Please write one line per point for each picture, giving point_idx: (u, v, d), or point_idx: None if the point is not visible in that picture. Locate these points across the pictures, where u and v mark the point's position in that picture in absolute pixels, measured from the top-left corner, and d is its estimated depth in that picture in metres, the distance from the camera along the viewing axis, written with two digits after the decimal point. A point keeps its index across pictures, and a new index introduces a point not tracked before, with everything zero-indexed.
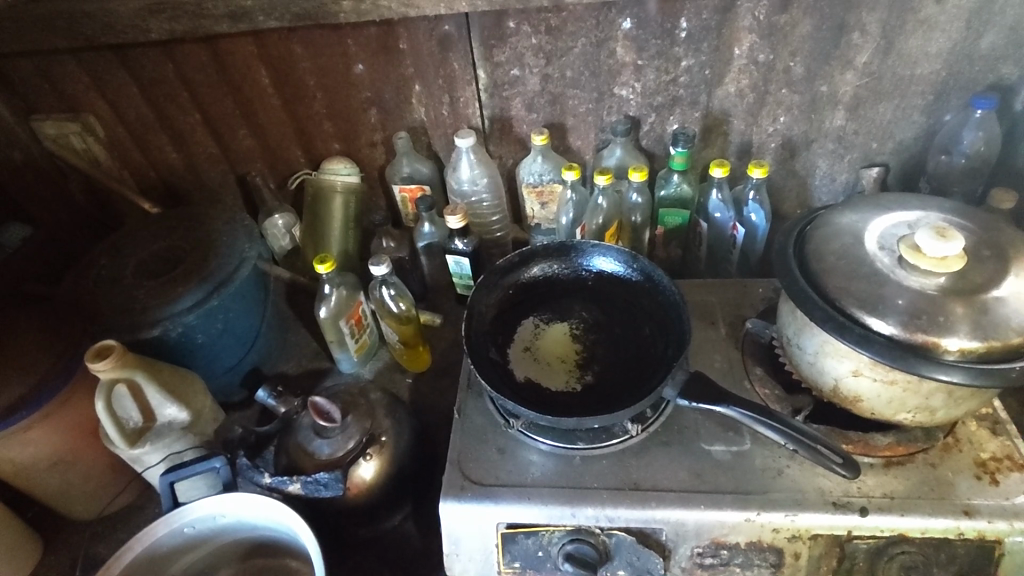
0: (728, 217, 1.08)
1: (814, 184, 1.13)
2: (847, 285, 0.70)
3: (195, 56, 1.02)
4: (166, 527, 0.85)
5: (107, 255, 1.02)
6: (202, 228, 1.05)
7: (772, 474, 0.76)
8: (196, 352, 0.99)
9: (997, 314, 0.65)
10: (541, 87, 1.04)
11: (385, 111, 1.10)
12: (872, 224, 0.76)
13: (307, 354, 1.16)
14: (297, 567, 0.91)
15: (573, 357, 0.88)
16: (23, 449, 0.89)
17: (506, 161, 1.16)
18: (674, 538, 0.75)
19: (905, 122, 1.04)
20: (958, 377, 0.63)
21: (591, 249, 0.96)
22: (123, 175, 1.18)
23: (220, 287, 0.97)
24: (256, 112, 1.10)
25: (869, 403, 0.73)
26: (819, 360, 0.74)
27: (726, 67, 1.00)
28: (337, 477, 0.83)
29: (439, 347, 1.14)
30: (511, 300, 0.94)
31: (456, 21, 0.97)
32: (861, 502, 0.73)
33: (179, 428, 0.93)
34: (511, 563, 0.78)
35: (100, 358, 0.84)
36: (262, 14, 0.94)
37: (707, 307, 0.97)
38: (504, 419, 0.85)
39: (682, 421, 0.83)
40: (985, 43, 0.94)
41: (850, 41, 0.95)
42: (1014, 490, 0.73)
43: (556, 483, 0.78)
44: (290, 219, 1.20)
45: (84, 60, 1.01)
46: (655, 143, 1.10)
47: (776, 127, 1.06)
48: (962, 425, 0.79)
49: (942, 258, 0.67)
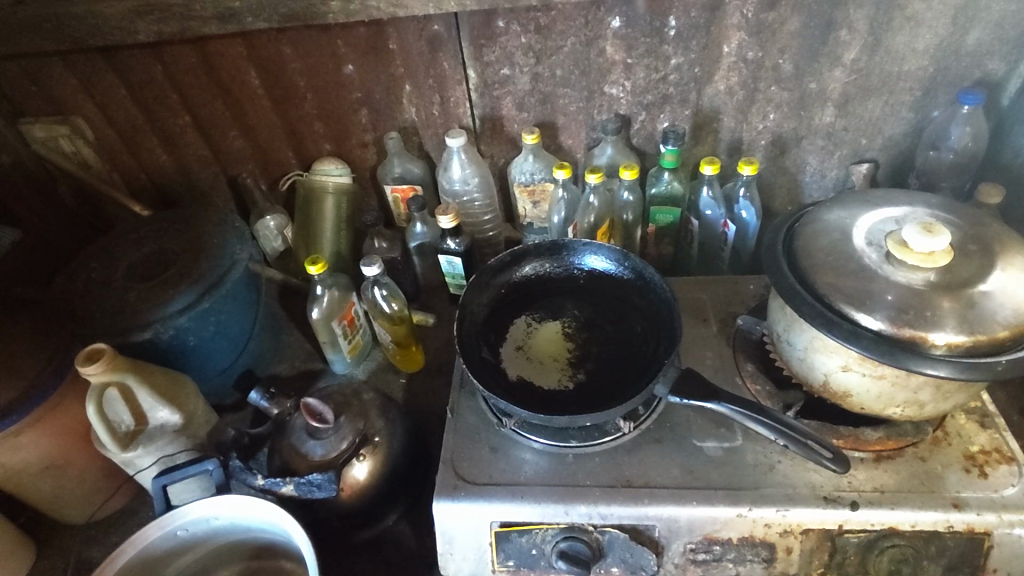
0: (718, 215, 1.09)
1: (805, 180, 1.13)
2: (835, 281, 0.70)
3: (184, 58, 1.02)
4: (159, 530, 0.84)
5: (96, 257, 1.02)
6: (193, 230, 1.04)
7: (764, 469, 0.77)
8: (188, 355, 0.99)
9: (984, 308, 0.66)
10: (531, 86, 1.04)
11: (376, 112, 1.10)
12: (860, 220, 0.76)
13: (300, 355, 1.16)
14: (293, 568, 0.92)
15: (566, 355, 0.89)
16: (14, 454, 0.88)
17: (498, 160, 1.16)
18: (667, 534, 0.75)
19: (894, 118, 1.05)
20: (945, 372, 0.63)
21: (583, 247, 0.96)
22: (114, 177, 1.17)
23: (212, 289, 0.97)
24: (245, 113, 1.10)
25: (859, 398, 0.73)
26: (809, 356, 0.75)
27: (715, 64, 1.00)
28: (331, 478, 0.83)
29: (433, 346, 1.15)
30: (503, 299, 0.95)
31: (445, 21, 0.97)
32: (852, 497, 0.73)
33: (171, 431, 0.93)
34: (505, 562, 0.78)
35: (90, 361, 0.84)
36: (251, 15, 0.94)
37: (698, 304, 0.97)
38: (497, 418, 0.85)
39: (673, 417, 0.84)
40: (971, 39, 0.95)
41: (838, 38, 0.96)
42: (1002, 482, 0.73)
43: (550, 481, 0.78)
44: (282, 221, 1.20)
45: (71, 62, 1.01)
46: (646, 141, 1.11)
47: (766, 123, 1.07)
48: (951, 419, 0.80)
49: (929, 254, 0.68)
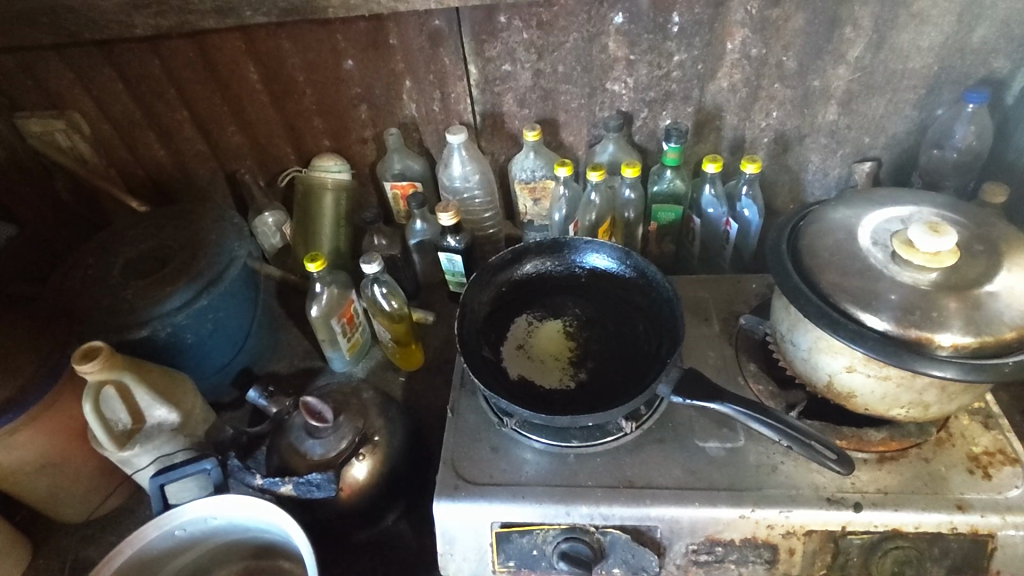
0: (721, 213, 1.09)
1: (807, 178, 1.13)
2: (840, 281, 0.70)
3: (182, 52, 1.01)
4: (156, 530, 0.84)
5: (93, 254, 1.01)
6: (190, 226, 1.03)
7: (766, 470, 0.76)
8: (186, 353, 0.98)
9: (991, 308, 0.65)
10: (533, 82, 1.03)
11: (376, 107, 1.09)
12: (865, 219, 0.75)
13: (299, 353, 1.15)
14: (291, 567, 0.91)
15: (567, 354, 0.88)
16: (10, 453, 0.87)
17: (498, 157, 1.15)
18: (669, 535, 0.75)
19: (897, 116, 1.04)
20: (951, 373, 0.62)
21: (584, 245, 0.95)
22: (111, 173, 1.16)
23: (210, 286, 0.96)
24: (244, 108, 1.09)
25: (863, 398, 0.73)
26: (814, 357, 0.74)
27: (718, 61, 0.99)
28: (330, 478, 0.82)
29: (433, 345, 1.14)
30: (503, 298, 0.94)
31: (446, 15, 0.96)
32: (855, 498, 0.73)
33: (169, 429, 0.92)
34: (506, 562, 0.78)
35: (87, 359, 0.83)
36: (250, 9, 0.92)
37: (701, 303, 0.97)
38: (498, 417, 0.85)
39: (676, 417, 0.83)
40: (976, 37, 0.94)
41: (843, 35, 0.95)
42: (1006, 484, 0.73)
43: (551, 482, 0.78)
44: (280, 217, 1.19)
45: (67, 56, 1.00)
46: (648, 138, 1.10)
47: (769, 121, 1.06)
48: (955, 420, 0.79)
49: (936, 254, 0.67)
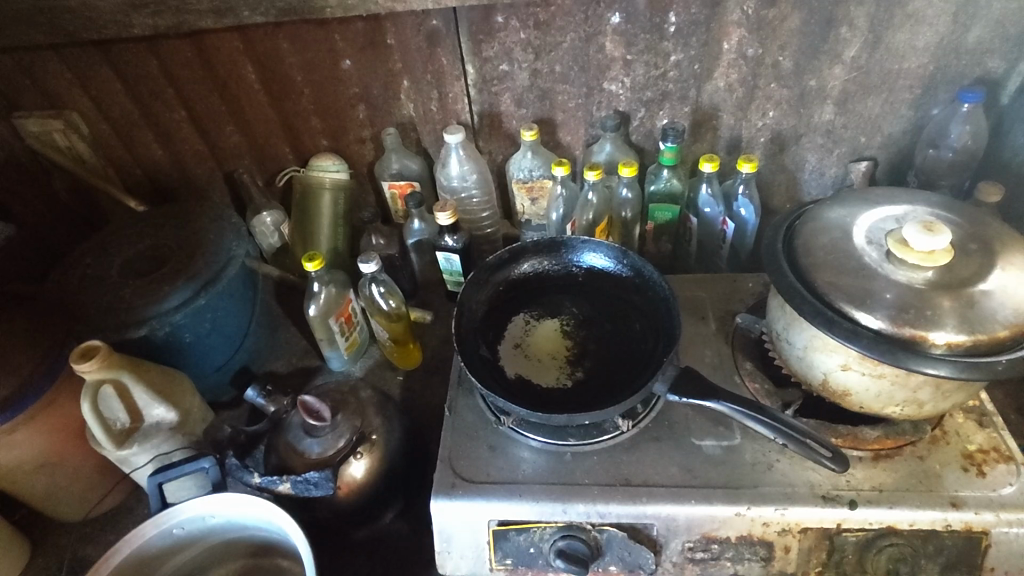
0: (717, 212, 1.09)
1: (803, 178, 1.13)
2: (835, 280, 0.70)
3: (180, 52, 1.01)
4: (154, 528, 0.84)
5: (91, 253, 1.01)
6: (188, 226, 1.03)
7: (762, 468, 0.77)
8: (184, 352, 0.98)
9: (984, 307, 0.66)
10: (530, 82, 1.04)
11: (373, 107, 1.09)
12: (860, 218, 0.76)
13: (297, 353, 1.16)
14: (289, 566, 0.91)
15: (564, 353, 0.88)
16: (9, 452, 0.88)
17: (496, 157, 1.15)
18: (666, 533, 0.75)
19: (893, 116, 1.04)
20: (945, 371, 0.63)
21: (581, 244, 0.96)
22: (109, 172, 1.16)
23: (208, 285, 0.96)
24: (242, 108, 1.09)
25: (858, 396, 0.73)
26: (809, 355, 0.75)
27: (714, 61, 1.00)
28: (328, 476, 0.82)
29: (430, 344, 1.14)
30: (501, 297, 0.94)
31: (444, 15, 0.96)
32: (850, 495, 0.73)
33: (167, 428, 0.92)
34: (503, 560, 0.78)
35: (85, 358, 0.83)
36: (248, 9, 0.93)
37: (697, 302, 0.97)
38: (495, 416, 0.85)
39: (672, 415, 0.84)
40: (972, 36, 0.95)
41: (838, 35, 0.95)
42: (1000, 481, 0.73)
43: (548, 480, 0.78)
44: (278, 217, 1.18)
45: (66, 55, 1.00)
46: (645, 138, 1.10)
47: (765, 121, 1.06)
48: (949, 418, 0.80)
49: (930, 253, 0.67)
